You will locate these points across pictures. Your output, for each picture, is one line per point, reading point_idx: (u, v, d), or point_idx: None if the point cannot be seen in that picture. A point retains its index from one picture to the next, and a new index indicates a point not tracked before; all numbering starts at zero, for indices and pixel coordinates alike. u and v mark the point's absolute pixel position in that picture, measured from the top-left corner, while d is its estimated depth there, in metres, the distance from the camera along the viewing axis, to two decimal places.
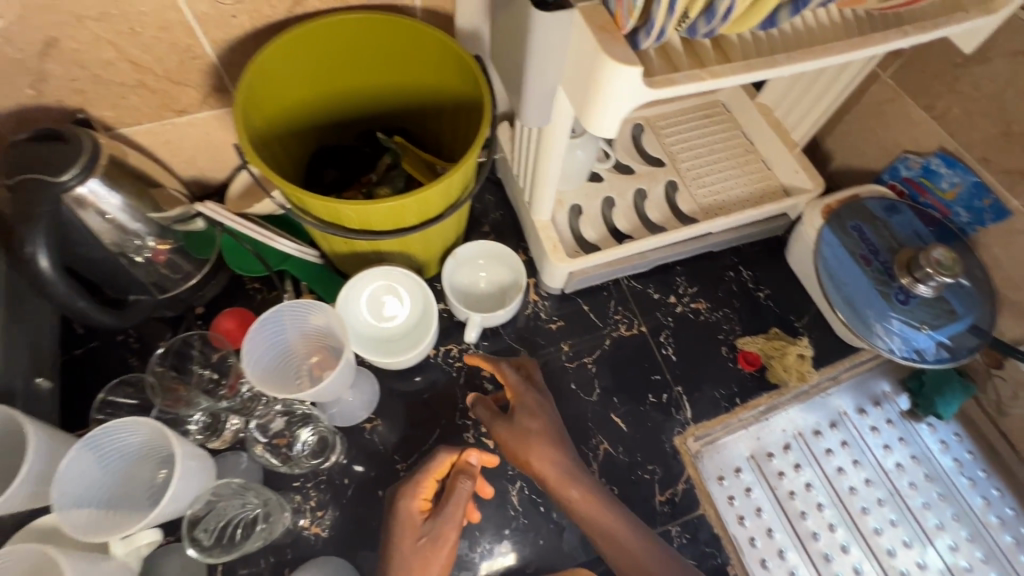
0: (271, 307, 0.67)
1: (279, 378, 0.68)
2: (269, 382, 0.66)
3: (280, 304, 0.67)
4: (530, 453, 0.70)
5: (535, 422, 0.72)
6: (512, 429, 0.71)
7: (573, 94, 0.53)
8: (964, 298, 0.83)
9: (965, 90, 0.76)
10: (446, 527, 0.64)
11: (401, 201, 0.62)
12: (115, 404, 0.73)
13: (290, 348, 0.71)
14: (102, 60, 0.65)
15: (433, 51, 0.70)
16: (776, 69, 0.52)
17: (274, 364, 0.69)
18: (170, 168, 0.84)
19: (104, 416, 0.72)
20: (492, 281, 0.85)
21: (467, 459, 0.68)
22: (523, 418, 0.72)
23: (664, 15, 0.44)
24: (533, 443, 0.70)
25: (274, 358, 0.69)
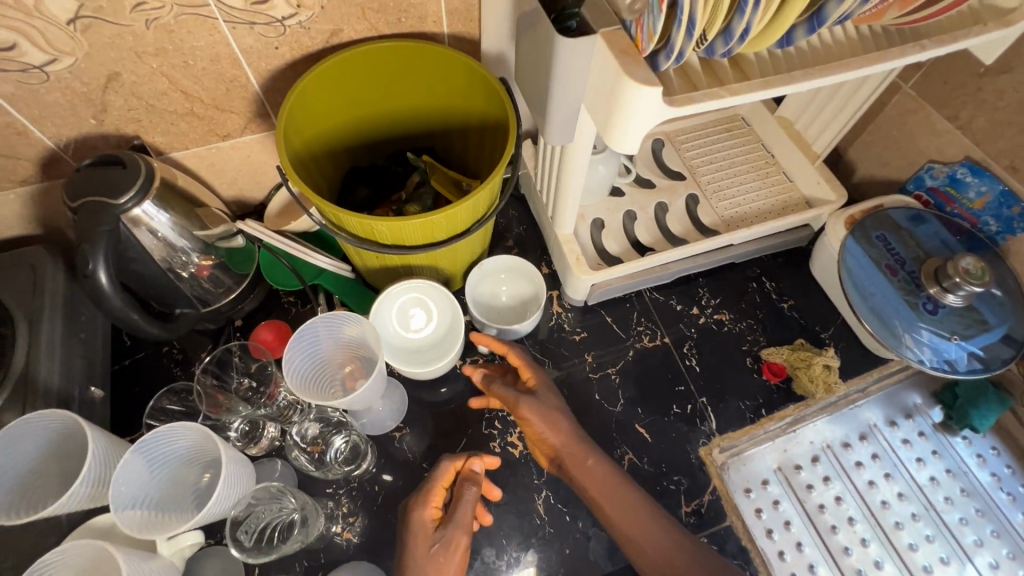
0: (308, 321, 0.71)
1: (316, 386, 0.71)
2: (307, 390, 0.69)
3: (315, 317, 0.71)
4: (547, 424, 0.71)
5: (555, 400, 0.74)
6: (536, 401, 0.72)
7: (595, 113, 0.55)
8: (996, 308, 0.82)
9: (989, 99, 0.76)
10: (457, 533, 0.66)
11: (430, 218, 0.65)
12: (166, 411, 0.76)
13: (324, 358, 0.74)
14: (157, 91, 0.71)
15: (461, 74, 0.74)
16: (794, 85, 0.53)
17: (311, 373, 0.72)
18: (213, 189, 0.89)
19: (154, 423, 0.75)
20: (513, 295, 0.87)
21: (473, 468, 0.69)
22: (541, 393, 0.75)
23: (682, 39, 0.47)
24: (559, 421, 0.72)
25: (311, 367, 0.72)
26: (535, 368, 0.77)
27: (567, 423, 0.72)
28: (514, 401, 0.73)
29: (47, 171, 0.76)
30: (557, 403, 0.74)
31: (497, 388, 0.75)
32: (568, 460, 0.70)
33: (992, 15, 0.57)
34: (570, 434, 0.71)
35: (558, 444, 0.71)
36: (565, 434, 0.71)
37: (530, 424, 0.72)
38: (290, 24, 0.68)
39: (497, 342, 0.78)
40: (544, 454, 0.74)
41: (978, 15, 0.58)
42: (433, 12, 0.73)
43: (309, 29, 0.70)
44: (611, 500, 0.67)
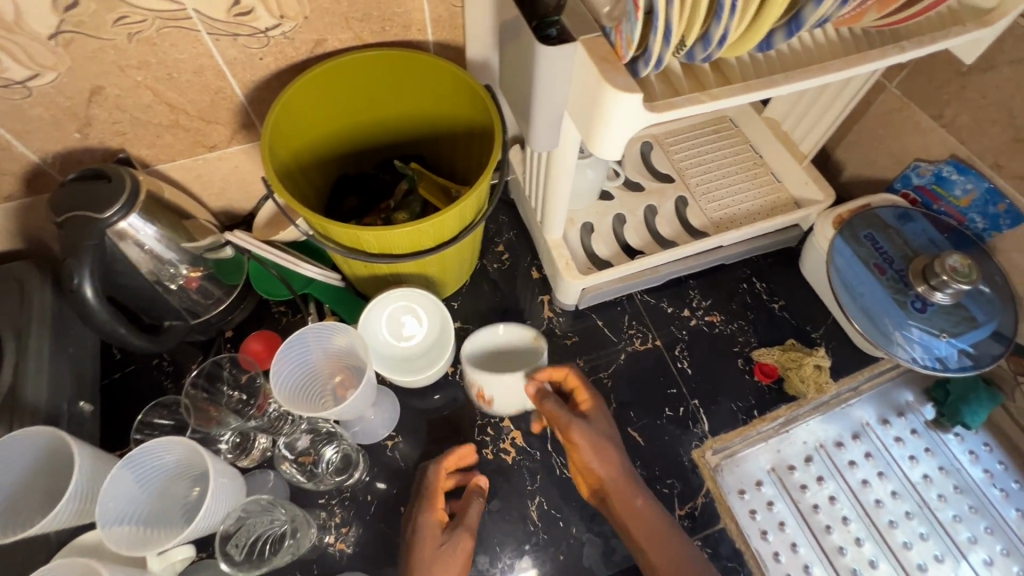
0: (295, 331, 0.70)
1: (305, 397, 0.70)
2: (296, 401, 0.69)
3: (303, 327, 0.70)
4: (596, 453, 0.70)
5: (606, 427, 0.73)
6: (588, 426, 0.71)
7: (578, 121, 0.55)
8: (985, 305, 0.82)
9: (973, 98, 0.76)
10: (462, 536, 0.68)
11: (416, 226, 0.65)
12: (153, 425, 0.76)
13: (314, 368, 0.73)
14: (142, 104, 0.71)
15: (447, 82, 0.74)
16: (775, 89, 0.53)
17: (301, 383, 0.71)
18: (201, 201, 0.89)
19: (140, 438, 0.75)
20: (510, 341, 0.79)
21: (479, 481, 0.75)
22: (594, 417, 0.73)
23: (660, 46, 0.47)
24: (609, 451, 0.71)
25: (300, 378, 0.71)
26: (591, 390, 0.75)
27: (616, 453, 0.71)
28: (567, 422, 0.71)
29: (32, 185, 0.75)
30: (608, 430, 0.73)
31: (550, 405, 0.72)
32: (613, 494, 0.70)
33: (971, 16, 0.58)
34: (616, 463, 0.71)
35: (601, 468, 0.70)
36: (614, 467, 0.70)
37: (579, 449, 0.71)
38: (274, 35, 0.69)
39: (555, 366, 0.74)
40: (587, 483, 0.73)
41: (957, 16, 0.58)
42: (417, 21, 0.73)
43: (293, 39, 0.70)
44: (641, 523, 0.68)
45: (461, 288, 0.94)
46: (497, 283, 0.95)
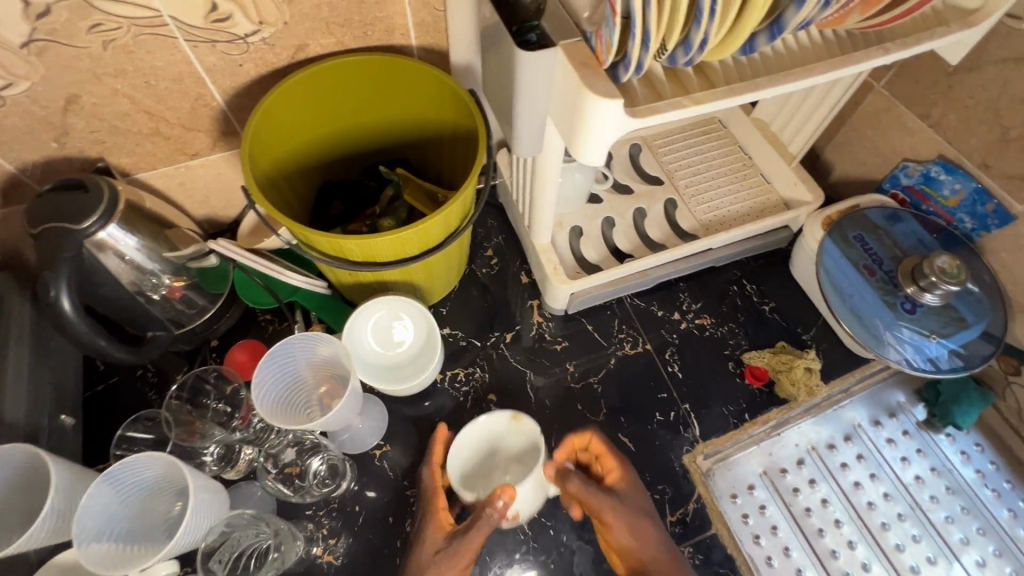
0: (278, 342, 0.69)
1: (290, 410, 0.69)
2: (281, 415, 0.67)
3: (286, 337, 0.69)
4: (634, 533, 0.66)
5: (638, 500, 0.69)
6: (619, 503, 0.67)
7: (560, 126, 0.55)
8: (974, 305, 0.82)
9: (960, 97, 0.76)
10: (460, 549, 0.64)
11: (400, 233, 0.64)
12: (132, 440, 0.75)
13: (299, 380, 0.72)
14: (120, 112, 0.70)
15: (432, 87, 0.73)
16: (759, 92, 0.53)
17: (285, 396, 0.70)
18: (185, 209, 0.87)
19: (120, 452, 0.74)
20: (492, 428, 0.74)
21: (500, 496, 0.65)
22: (624, 491, 0.69)
23: (640, 51, 0.46)
24: (646, 527, 0.67)
25: (285, 390, 0.70)
26: (616, 458, 0.72)
27: (653, 528, 0.68)
28: (598, 502, 0.66)
29: (9, 196, 0.74)
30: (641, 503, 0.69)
31: (575, 484, 0.67)
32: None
33: (955, 17, 0.57)
34: (657, 541, 0.67)
35: (641, 549, 0.66)
36: (656, 546, 0.67)
37: (614, 530, 0.66)
38: (253, 41, 0.68)
39: (577, 435, 0.73)
40: (626, 564, 0.68)
41: (941, 17, 0.58)
42: (400, 25, 0.72)
43: (274, 45, 0.69)
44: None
45: (449, 294, 0.93)
46: (486, 288, 0.94)
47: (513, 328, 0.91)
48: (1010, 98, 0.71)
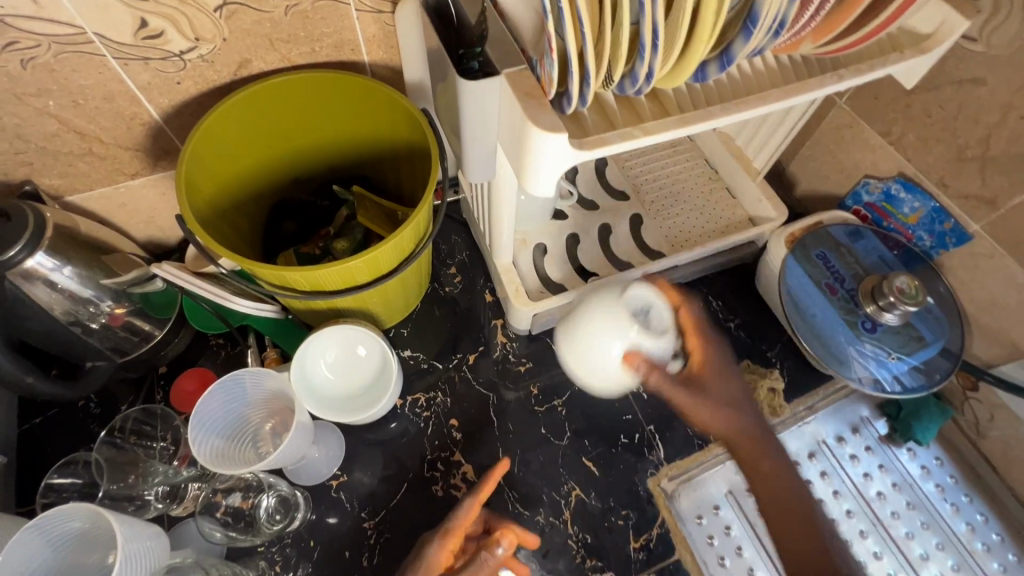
0: (208, 388, 0.64)
1: (234, 453, 0.66)
2: (224, 461, 0.64)
3: (217, 382, 0.65)
4: (715, 414, 0.68)
5: (723, 391, 0.69)
6: (720, 353, 0.70)
7: (509, 153, 0.52)
8: (934, 324, 0.81)
9: (918, 116, 0.76)
10: None
11: (345, 264, 0.61)
12: (60, 487, 0.71)
13: (241, 421, 0.69)
14: (46, 133, 0.65)
15: (381, 103, 0.70)
16: (712, 122, 0.51)
17: (228, 440, 0.67)
18: (127, 231, 0.83)
19: (48, 501, 0.70)
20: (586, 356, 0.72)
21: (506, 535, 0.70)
22: (710, 386, 0.68)
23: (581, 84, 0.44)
24: (731, 415, 0.68)
25: (226, 434, 0.67)
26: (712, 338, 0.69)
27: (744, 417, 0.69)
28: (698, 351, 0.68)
29: None
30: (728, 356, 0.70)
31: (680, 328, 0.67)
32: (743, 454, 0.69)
33: (909, 42, 0.57)
34: (740, 421, 0.69)
35: (726, 428, 0.69)
36: (738, 426, 0.69)
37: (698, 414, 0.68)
38: (190, 58, 0.64)
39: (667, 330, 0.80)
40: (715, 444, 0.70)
41: (896, 42, 0.58)
42: (350, 41, 0.69)
43: (213, 62, 0.66)
44: (769, 486, 0.68)
45: (411, 314, 0.91)
46: (449, 307, 0.92)
47: (477, 348, 0.88)
48: (966, 119, 0.71)
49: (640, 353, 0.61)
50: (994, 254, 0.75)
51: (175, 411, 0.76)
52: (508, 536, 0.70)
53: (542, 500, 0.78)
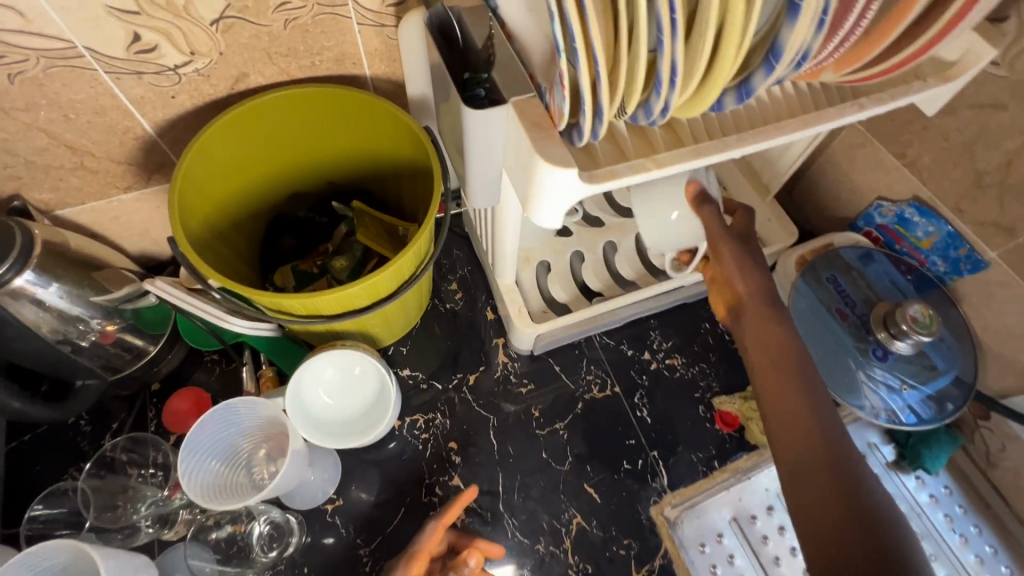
0: (197, 422, 0.62)
1: (230, 484, 0.65)
2: (220, 494, 0.63)
3: (206, 414, 0.63)
4: (743, 267, 0.59)
5: (757, 254, 0.62)
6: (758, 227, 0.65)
7: (515, 180, 0.50)
8: (946, 352, 0.79)
9: (934, 139, 0.74)
10: None
11: (340, 292, 0.58)
12: (47, 517, 0.69)
13: (235, 449, 0.67)
14: (36, 147, 0.63)
15: (383, 120, 0.68)
16: (727, 153, 0.48)
17: (223, 471, 0.65)
18: (121, 244, 0.81)
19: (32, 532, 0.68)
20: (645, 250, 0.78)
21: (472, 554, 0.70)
22: (747, 240, 0.62)
23: (593, 119, 0.42)
24: (755, 271, 0.60)
25: (221, 465, 0.65)
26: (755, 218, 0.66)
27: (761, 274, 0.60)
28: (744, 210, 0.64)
29: None
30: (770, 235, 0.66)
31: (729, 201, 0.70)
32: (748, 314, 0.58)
33: (932, 69, 0.54)
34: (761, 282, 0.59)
35: (742, 284, 0.59)
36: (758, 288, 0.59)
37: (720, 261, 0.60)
38: (185, 72, 0.62)
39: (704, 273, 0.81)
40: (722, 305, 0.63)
41: (919, 69, 0.55)
42: (351, 54, 0.67)
43: (209, 76, 0.63)
44: (774, 369, 0.55)
45: (410, 332, 0.89)
46: (450, 324, 0.90)
47: (477, 368, 0.86)
48: (985, 144, 0.69)
49: (699, 186, 0.63)
50: (1010, 284, 0.73)
51: (165, 433, 0.75)
52: (476, 555, 0.70)
53: (542, 528, 0.76)
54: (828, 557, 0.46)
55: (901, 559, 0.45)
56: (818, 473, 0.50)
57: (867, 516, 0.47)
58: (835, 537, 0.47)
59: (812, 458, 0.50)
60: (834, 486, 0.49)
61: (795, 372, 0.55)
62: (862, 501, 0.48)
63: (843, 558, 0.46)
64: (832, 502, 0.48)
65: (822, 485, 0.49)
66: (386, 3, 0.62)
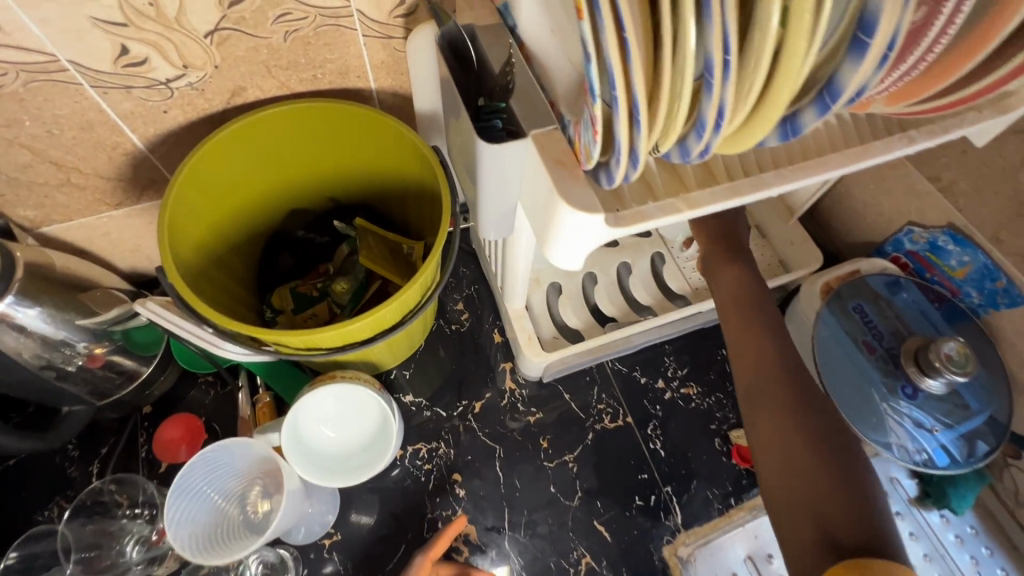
0: (180, 471, 0.60)
1: (223, 531, 0.62)
2: (211, 544, 0.60)
3: (189, 463, 0.60)
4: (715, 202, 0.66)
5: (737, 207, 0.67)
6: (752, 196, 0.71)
7: (532, 217, 0.46)
8: (979, 391, 0.75)
9: (974, 163, 0.69)
10: None
11: (343, 328, 0.55)
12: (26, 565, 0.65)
13: (227, 493, 0.64)
14: (18, 163, 0.59)
15: (389, 138, 0.64)
16: (766, 192, 0.44)
17: (215, 517, 0.63)
18: (113, 260, 0.77)
19: None
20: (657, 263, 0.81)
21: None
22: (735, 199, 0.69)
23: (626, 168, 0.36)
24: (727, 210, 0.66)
25: (212, 512, 0.63)
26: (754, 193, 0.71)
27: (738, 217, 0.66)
28: None
29: None
30: None
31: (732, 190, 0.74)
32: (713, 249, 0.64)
33: None
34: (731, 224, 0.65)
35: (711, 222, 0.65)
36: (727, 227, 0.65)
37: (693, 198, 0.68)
38: (178, 86, 0.57)
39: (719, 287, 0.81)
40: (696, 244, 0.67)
41: None
42: (355, 67, 0.63)
43: (203, 90, 0.59)
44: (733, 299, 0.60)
45: (414, 354, 0.85)
46: (456, 347, 0.86)
47: (483, 395, 0.82)
48: None
49: None
50: None
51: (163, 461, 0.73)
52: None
53: (549, 568, 0.73)
54: (778, 458, 0.50)
55: (844, 458, 0.48)
56: (774, 388, 0.53)
57: (816, 421, 0.50)
58: (785, 438, 0.50)
59: (768, 376, 0.54)
60: (787, 397, 0.52)
61: (756, 306, 0.59)
62: (813, 410, 0.51)
63: (791, 457, 0.49)
64: (784, 410, 0.51)
65: (777, 396, 0.52)
66: (394, 14, 0.57)
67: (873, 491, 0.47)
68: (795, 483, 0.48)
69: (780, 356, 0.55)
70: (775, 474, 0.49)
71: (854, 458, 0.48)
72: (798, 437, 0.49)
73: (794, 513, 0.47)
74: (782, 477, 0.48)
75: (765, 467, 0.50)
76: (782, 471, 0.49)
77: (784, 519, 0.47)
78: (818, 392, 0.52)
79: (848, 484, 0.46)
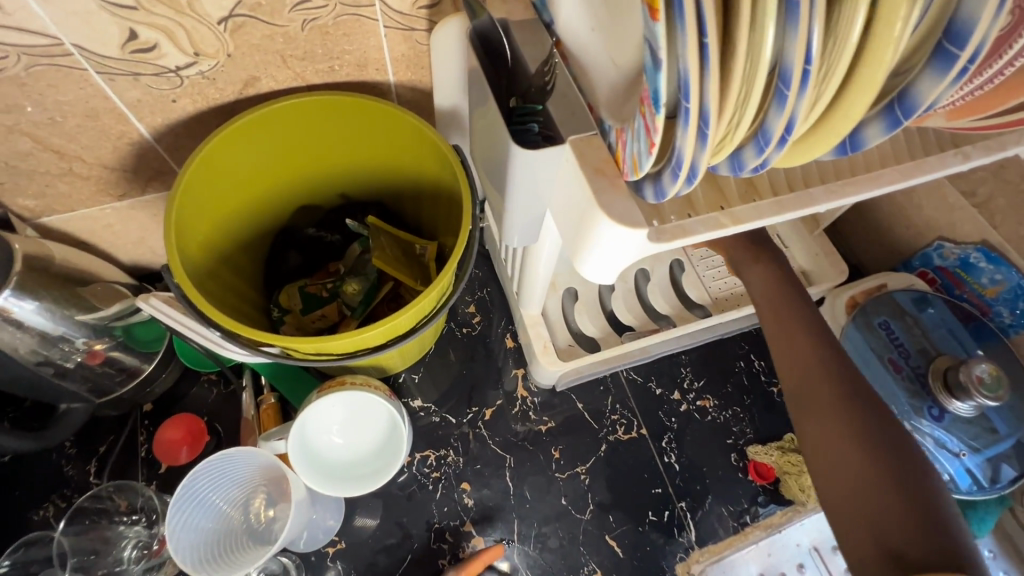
0: (182, 481, 0.57)
1: (225, 543, 0.60)
2: (215, 557, 0.58)
3: (191, 472, 0.58)
4: None
5: None
6: None
7: (563, 228, 0.43)
8: (1007, 414, 0.73)
9: (1012, 179, 0.66)
10: None
11: (356, 335, 0.53)
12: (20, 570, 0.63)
13: (229, 503, 0.62)
14: (18, 151, 0.56)
15: (405, 134, 0.61)
16: (813, 208, 0.41)
17: (216, 528, 0.61)
18: (115, 253, 0.74)
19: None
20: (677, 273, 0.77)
21: None
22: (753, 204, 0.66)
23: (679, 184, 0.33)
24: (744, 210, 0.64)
25: (214, 522, 0.60)
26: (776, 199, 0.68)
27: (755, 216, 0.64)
28: None
29: None
30: None
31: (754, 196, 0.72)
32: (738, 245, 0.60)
33: None
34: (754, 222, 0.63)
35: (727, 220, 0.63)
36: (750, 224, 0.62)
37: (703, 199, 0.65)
38: (188, 75, 0.54)
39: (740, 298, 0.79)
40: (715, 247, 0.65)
41: None
42: (375, 60, 0.60)
43: (215, 80, 0.56)
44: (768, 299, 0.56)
45: (424, 357, 0.82)
46: (466, 352, 0.83)
47: (493, 402, 0.80)
48: None
49: None
50: None
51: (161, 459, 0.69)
52: None
53: None
54: (829, 460, 0.45)
55: (904, 459, 0.43)
56: (818, 385, 0.49)
57: (871, 422, 0.45)
58: (836, 438, 0.46)
59: (811, 374, 0.49)
60: (834, 396, 0.48)
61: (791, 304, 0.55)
62: (864, 406, 0.46)
63: (845, 462, 0.44)
64: (833, 410, 0.47)
65: (823, 394, 0.48)
66: (417, 5, 0.54)
67: (939, 494, 0.42)
68: (851, 489, 0.43)
69: (821, 353, 0.51)
70: (826, 476, 0.45)
71: (916, 459, 0.44)
72: (850, 438, 0.45)
73: (852, 519, 0.42)
74: (834, 480, 0.44)
75: (817, 471, 0.46)
76: (835, 477, 0.44)
77: (841, 526, 0.43)
78: (866, 389, 0.48)
79: (912, 489, 0.42)
